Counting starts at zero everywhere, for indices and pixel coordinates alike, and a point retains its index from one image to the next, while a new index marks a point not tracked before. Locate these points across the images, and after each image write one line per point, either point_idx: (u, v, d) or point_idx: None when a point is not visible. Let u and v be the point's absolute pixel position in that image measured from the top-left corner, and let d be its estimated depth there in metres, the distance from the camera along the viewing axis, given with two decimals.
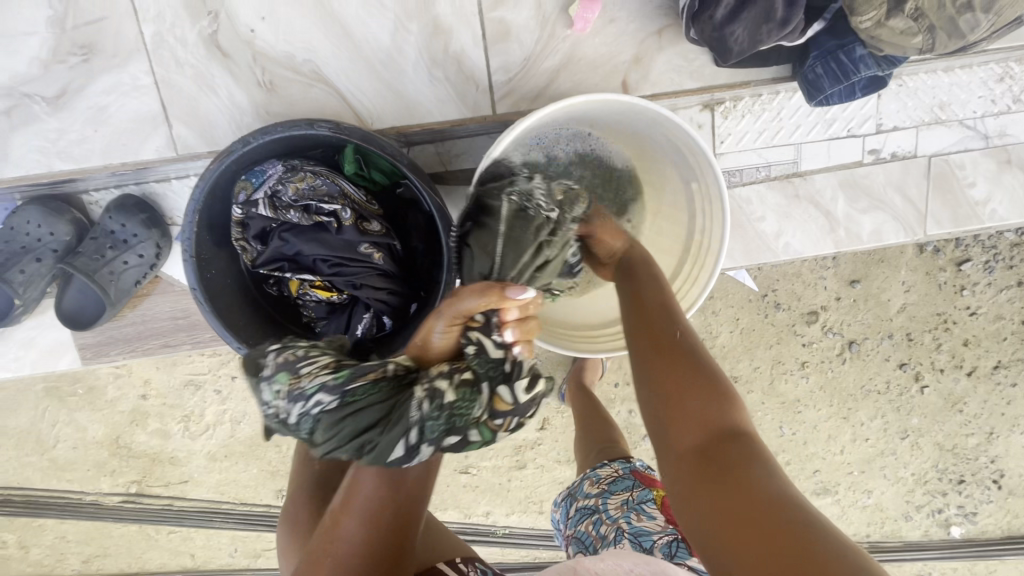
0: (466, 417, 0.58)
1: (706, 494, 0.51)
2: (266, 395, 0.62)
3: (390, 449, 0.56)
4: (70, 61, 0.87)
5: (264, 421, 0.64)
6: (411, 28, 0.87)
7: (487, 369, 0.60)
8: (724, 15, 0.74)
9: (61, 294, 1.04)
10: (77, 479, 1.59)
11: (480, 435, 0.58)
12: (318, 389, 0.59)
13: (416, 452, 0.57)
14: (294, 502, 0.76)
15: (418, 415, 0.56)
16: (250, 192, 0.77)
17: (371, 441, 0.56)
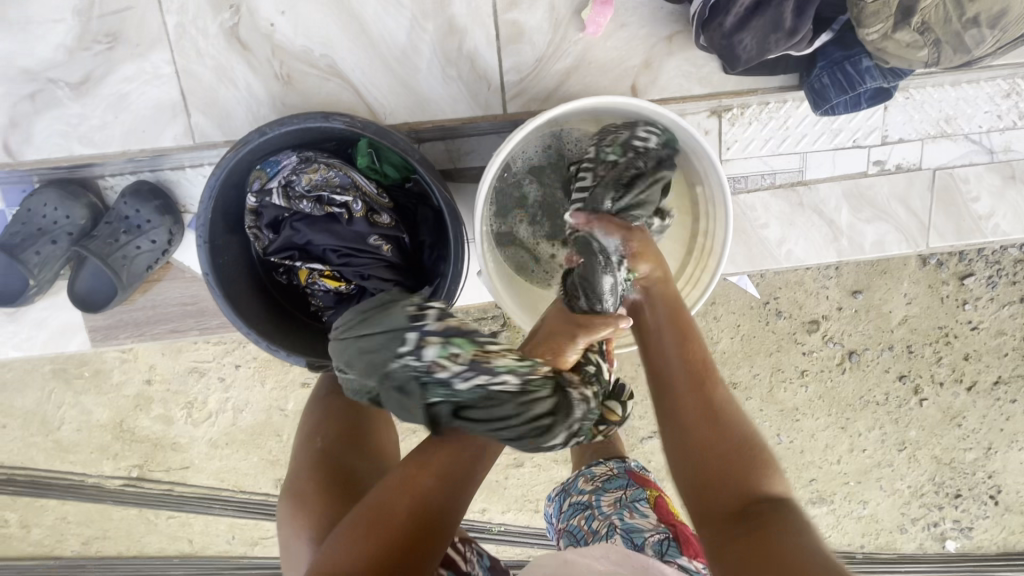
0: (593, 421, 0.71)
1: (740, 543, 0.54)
2: (432, 350, 0.63)
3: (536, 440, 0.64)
4: (94, 49, 0.89)
5: (394, 369, 0.63)
6: (426, 27, 0.89)
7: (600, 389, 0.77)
8: (734, 23, 0.75)
9: (74, 276, 1.07)
10: (80, 461, 1.61)
11: (587, 436, 0.72)
12: (502, 376, 0.63)
13: (567, 441, 0.67)
14: (296, 480, 0.76)
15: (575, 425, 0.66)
16: (265, 181, 0.79)
17: (523, 432, 0.63)
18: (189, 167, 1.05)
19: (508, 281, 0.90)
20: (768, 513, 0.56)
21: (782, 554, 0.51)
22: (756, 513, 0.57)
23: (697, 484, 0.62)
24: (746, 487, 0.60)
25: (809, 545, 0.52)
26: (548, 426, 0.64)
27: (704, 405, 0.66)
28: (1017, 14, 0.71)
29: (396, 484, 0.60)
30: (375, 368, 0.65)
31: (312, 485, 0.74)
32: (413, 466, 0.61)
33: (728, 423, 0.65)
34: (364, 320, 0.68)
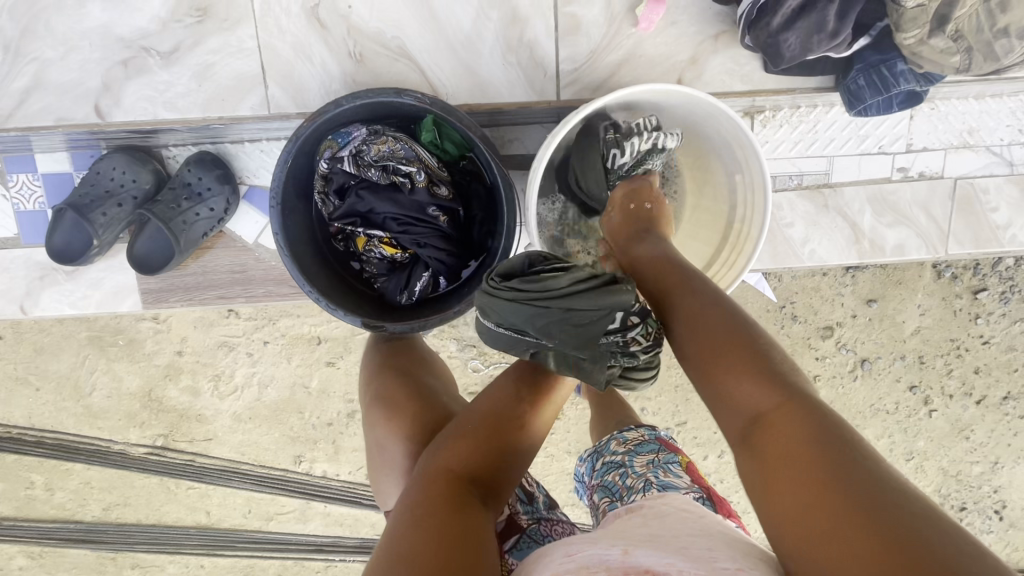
0: None
1: (773, 471, 0.57)
2: (642, 331, 0.76)
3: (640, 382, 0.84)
4: (185, 21, 0.96)
5: (605, 343, 0.75)
6: (492, 15, 0.95)
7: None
8: (780, 23, 0.81)
9: (135, 237, 1.12)
10: (108, 428, 1.66)
11: None
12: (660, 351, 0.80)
13: None
14: (383, 388, 0.85)
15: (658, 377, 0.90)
16: (335, 150, 0.85)
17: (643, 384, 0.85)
18: (248, 140, 1.12)
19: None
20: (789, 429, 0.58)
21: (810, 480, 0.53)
22: (779, 439, 0.58)
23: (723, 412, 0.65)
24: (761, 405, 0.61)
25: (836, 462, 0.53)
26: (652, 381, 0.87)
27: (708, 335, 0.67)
28: None
29: (498, 401, 0.72)
30: (588, 338, 0.73)
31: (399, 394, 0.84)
32: (514, 388, 0.74)
33: (734, 344, 0.65)
34: (589, 295, 0.73)
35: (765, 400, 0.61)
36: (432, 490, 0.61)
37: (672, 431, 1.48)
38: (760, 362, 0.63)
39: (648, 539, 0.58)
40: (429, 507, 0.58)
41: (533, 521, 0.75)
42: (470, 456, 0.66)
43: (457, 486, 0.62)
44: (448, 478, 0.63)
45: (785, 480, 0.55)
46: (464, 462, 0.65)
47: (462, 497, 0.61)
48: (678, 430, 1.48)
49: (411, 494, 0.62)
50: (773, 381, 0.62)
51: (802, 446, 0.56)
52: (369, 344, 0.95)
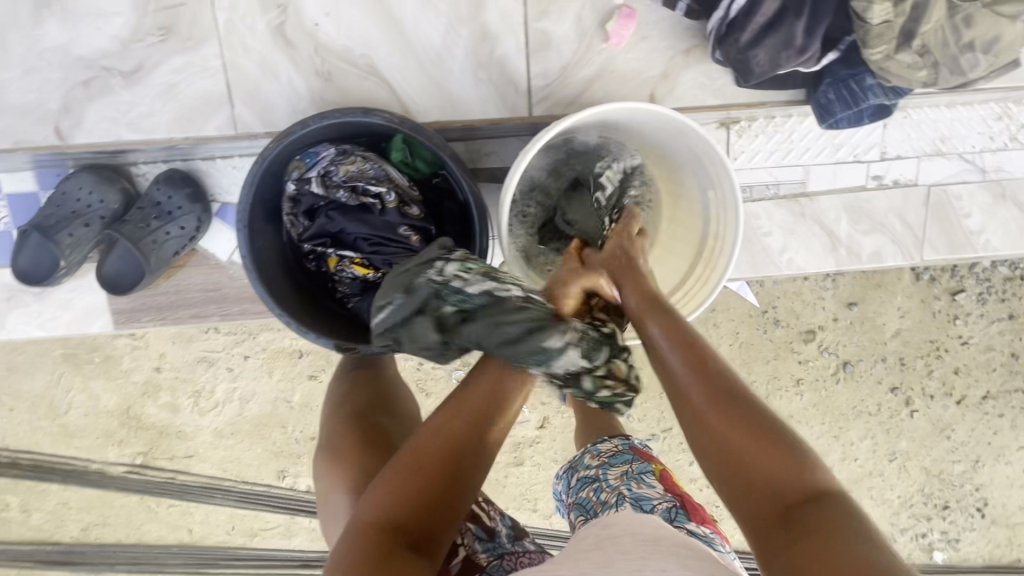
0: (600, 354, 0.75)
1: (800, 551, 0.54)
2: (453, 266, 0.79)
3: (577, 389, 0.76)
4: (148, 41, 0.94)
5: (416, 282, 0.78)
6: (462, 32, 0.94)
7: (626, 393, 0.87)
8: (748, 40, 0.82)
9: (104, 258, 1.09)
10: (85, 447, 1.62)
11: (590, 381, 0.75)
12: (595, 347, 0.75)
13: (580, 361, 0.73)
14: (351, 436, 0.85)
15: (565, 345, 0.72)
16: (303, 170, 0.84)
17: (508, 337, 0.72)
18: (220, 157, 1.10)
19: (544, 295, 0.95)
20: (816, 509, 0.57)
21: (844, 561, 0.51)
22: (807, 520, 0.56)
23: (740, 485, 0.62)
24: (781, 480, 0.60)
25: (865, 546, 0.52)
26: (533, 338, 0.71)
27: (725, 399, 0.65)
28: (1008, 41, 0.79)
29: (429, 435, 0.67)
30: (406, 284, 0.79)
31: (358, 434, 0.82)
32: (446, 417, 0.69)
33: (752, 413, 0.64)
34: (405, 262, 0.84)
35: (788, 476, 0.60)
36: (363, 549, 0.59)
37: (658, 438, 1.48)
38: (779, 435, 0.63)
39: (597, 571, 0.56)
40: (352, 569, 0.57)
41: (493, 558, 0.76)
42: (397, 503, 0.63)
43: (383, 540, 0.60)
44: (375, 531, 0.61)
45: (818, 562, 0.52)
46: (392, 510, 0.62)
47: (386, 554, 0.58)
48: (663, 437, 1.48)
49: (343, 553, 0.60)
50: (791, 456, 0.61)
51: (828, 527, 0.55)
52: (337, 374, 0.99)
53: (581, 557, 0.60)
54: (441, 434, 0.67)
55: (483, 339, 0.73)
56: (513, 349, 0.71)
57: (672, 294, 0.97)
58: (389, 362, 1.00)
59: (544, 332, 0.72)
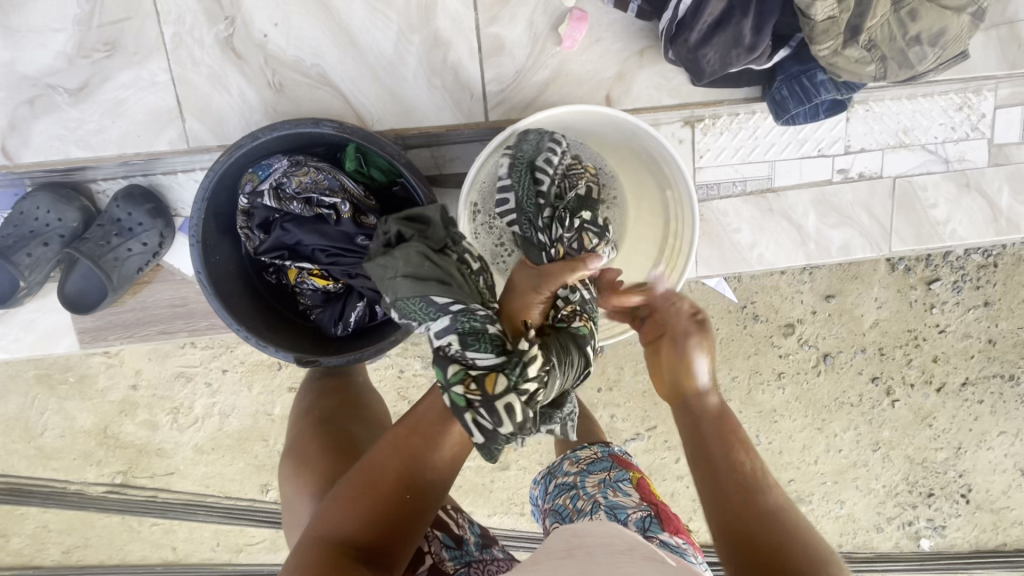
0: (475, 350, 0.66)
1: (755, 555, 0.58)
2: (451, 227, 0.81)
3: (437, 372, 0.67)
4: (93, 57, 0.97)
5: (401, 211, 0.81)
6: (413, 39, 0.96)
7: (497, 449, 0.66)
8: (698, 39, 0.82)
9: (65, 277, 1.07)
10: (63, 468, 1.58)
11: (454, 371, 0.66)
12: (484, 344, 0.67)
13: (447, 333, 0.68)
14: (312, 452, 0.84)
15: (449, 310, 0.69)
16: (256, 183, 0.83)
17: (417, 272, 0.72)
18: (181, 171, 1.04)
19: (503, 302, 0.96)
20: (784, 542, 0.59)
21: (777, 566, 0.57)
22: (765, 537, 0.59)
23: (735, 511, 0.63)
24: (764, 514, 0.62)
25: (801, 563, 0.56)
26: (426, 286, 0.71)
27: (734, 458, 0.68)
28: (954, 34, 0.81)
29: (384, 451, 0.67)
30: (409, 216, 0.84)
31: (320, 455, 0.83)
32: (401, 433, 0.67)
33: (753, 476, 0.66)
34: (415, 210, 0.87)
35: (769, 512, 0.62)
36: (307, 564, 0.58)
37: (643, 436, 1.45)
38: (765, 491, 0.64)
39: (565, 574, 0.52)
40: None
41: (461, 565, 0.75)
42: (350, 518, 0.63)
43: (330, 558, 0.58)
44: (323, 549, 0.60)
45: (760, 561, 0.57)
46: (343, 525, 0.62)
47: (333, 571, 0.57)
48: (649, 435, 1.45)
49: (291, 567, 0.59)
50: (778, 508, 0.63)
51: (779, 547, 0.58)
52: (305, 383, 0.98)
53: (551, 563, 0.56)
54: (396, 449, 0.66)
55: (402, 261, 0.73)
56: (403, 275, 0.72)
57: None
58: (360, 370, 1.00)
59: (442, 288, 0.71)
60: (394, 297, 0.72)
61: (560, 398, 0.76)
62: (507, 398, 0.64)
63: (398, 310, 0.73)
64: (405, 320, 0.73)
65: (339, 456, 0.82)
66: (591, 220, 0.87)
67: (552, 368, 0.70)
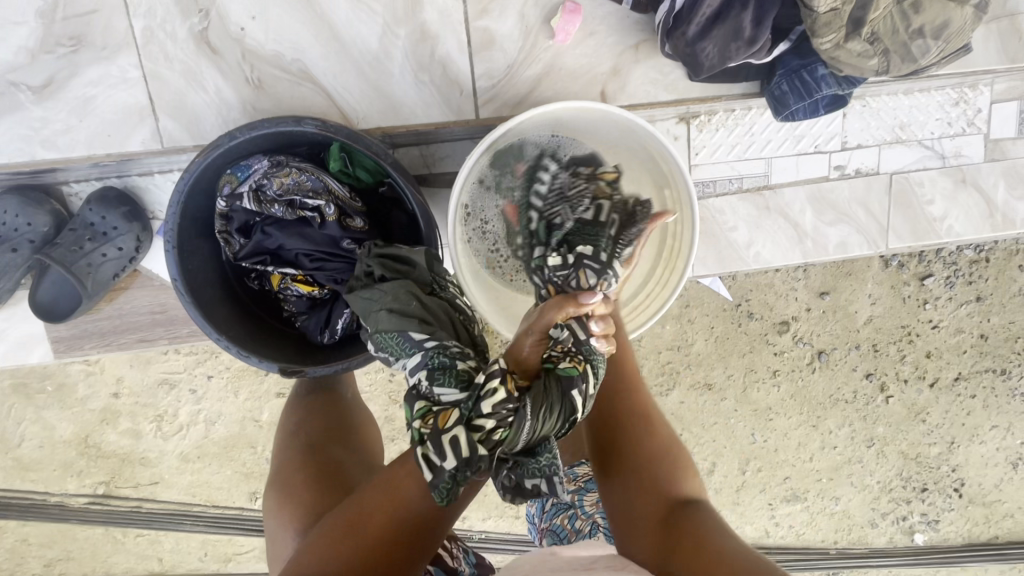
0: (438, 383, 0.62)
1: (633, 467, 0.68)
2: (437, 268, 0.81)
3: (404, 411, 0.63)
4: (57, 52, 0.92)
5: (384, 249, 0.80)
6: (399, 33, 0.92)
7: (452, 494, 0.57)
8: (696, 32, 0.80)
9: (36, 284, 1.02)
10: (42, 480, 1.53)
11: (416, 406, 0.61)
12: (447, 379, 0.62)
13: (416, 369, 0.65)
14: (301, 478, 0.80)
15: (423, 347, 0.66)
16: (235, 185, 0.78)
17: (403, 308, 0.70)
18: (158, 172, 1.00)
19: (498, 308, 0.92)
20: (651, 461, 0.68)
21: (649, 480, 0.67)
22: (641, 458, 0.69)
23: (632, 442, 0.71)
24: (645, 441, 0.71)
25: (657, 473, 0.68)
26: (407, 321, 0.69)
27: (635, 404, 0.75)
28: (957, 26, 0.79)
29: (377, 489, 0.62)
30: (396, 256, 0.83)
31: (308, 484, 0.79)
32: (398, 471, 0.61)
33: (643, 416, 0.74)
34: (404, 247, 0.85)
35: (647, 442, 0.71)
36: None
37: None
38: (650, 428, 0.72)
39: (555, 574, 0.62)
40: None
41: None
42: (334, 560, 0.59)
43: None
44: None
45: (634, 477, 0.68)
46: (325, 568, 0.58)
47: None
48: None
49: None
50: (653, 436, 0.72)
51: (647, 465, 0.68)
52: (290, 398, 0.94)
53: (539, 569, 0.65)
54: (390, 489, 0.60)
55: (389, 295, 0.72)
56: (383, 310, 0.71)
57: (634, 298, 0.96)
58: (347, 381, 0.96)
59: (423, 325, 0.68)
60: (376, 331, 0.70)
61: (538, 445, 0.60)
62: (454, 431, 0.57)
63: (376, 343, 0.71)
64: (387, 358, 0.70)
65: (327, 488, 0.78)
66: (587, 253, 0.80)
67: (521, 408, 0.58)
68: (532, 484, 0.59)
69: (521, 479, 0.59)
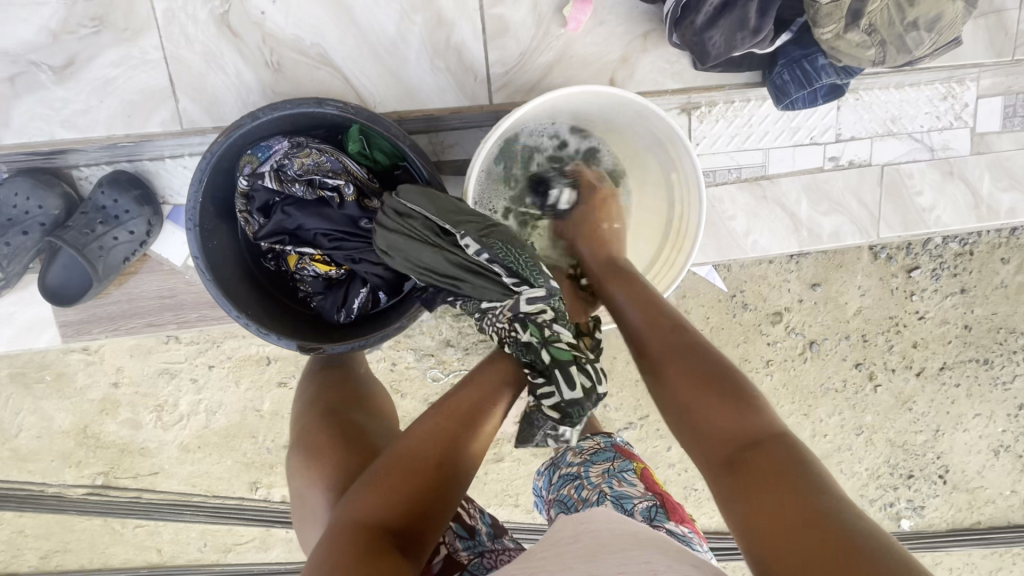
0: (570, 321, 0.77)
1: (711, 423, 0.67)
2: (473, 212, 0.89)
3: (540, 329, 0.73)
4: (79, 32, 0.93)
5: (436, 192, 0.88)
6: (416, 19, 0.94)
7: (574, 413, 0.75)
8: (704, 21, 0.83)
9: (46, 268, 1.02)
10: (40, 470, 1.52)
11: (559, 332, 0.75)
12: (569, 321, 0.78)
13: (552, 296, 0.76)
14: (321, 436, 0.83)
15: (548, 277, 0.78)
16: (256, 165, 0.81)
17: (515, 236, 0.81)
18: (169, 157, 1.01)
19: None
20: (725, 417, 0.67)
21: (726, 434, 0.65)
22: (713, 416, 0.67)
23: (699, 401, 0.69)
24: (715, 394, 0.69)
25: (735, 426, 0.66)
26: (526, 248, 0.80)
27: (695, 357, 0.73)
28: (949, 20, 0.83)
29: (420, 437, 0.67)
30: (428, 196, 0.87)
31: (328, 442, 0.81)
32: (442, 422, 0.69)
33: (704, 369, 0.71)
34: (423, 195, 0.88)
35: (711, 398, 0.68)
36: (347, 542, 0.57)
37: (636, 425, 1.43)
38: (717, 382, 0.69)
39: (610, 545, 0.54)
40: (337, 564, 0.54)
41: (474, 556, 0.74)
42: (391, 502, 0.61)
43: (372, 538, 0.58)
44: (361, 528, 0.59)
45: (711, 432, 0.67)
46: (384, 509, 0.61)
47: (376, 552, 0.56)
48: (642, 424, 1.43)
49: (325, 549, 0.57)
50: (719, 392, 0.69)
51: (719, 422, 0.67)
52: (305, 374, 0.96)
53: (572, 565, 0.52)
54: (434, 436, 0.67)
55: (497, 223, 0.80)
56: (502, 232, 0.79)
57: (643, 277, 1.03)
58: (361, 360, 0.98)
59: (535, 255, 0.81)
60: (489, 239, 0.77)
61: None
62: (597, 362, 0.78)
63: (487, 248, 0.76)
64: (489, 262, 0.76)
65: (349, 446, 0.81)
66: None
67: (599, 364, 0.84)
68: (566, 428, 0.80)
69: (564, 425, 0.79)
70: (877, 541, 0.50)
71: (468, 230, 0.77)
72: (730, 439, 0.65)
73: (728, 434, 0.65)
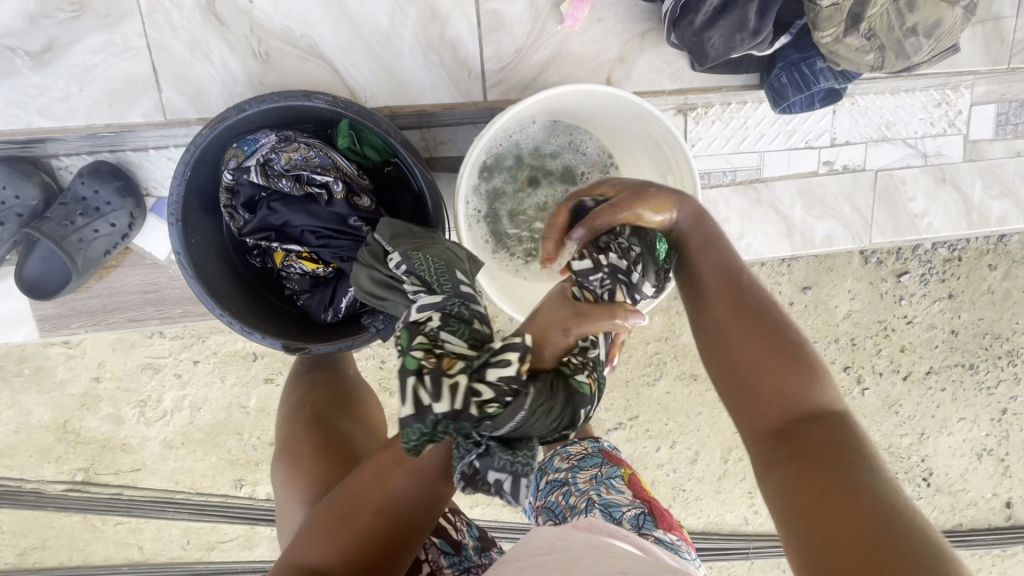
0: (449, 331, 0.64)
1: (761, 382, 0.57)
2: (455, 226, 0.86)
3: (404, 335, 0.64)
4: (58, 17, 0.89)
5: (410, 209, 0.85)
6: (409, 12, 0.92)
7: (416, 436, 0.58)
8: (703, 21, 0.82)
9: (23, 260, 0.99)
10: (18, 465, 1.48)
11: (420, 339, 0.63)
12: (459, 330, 0.64)
13: (433, 304, 0.67)
14: (303, 446, 0.81)
15: (460, 287, 0.70)
16: (242, 159, 0.78)
17: (454, 252, 0.76)
18: (153, 148, 0.99)
19: (502, 288, 0.97)
20: (776, 378, 0.57)
21: (778, 396, 0.56)
22: (763, 374, 0.57)
23: (746, 356, 0.58)
24: (774, 352, 0.58)
25: (789, 390, 0.56)
26: (453, 262, 0.74)
27: (753, 310, 0.61)
28: (948, 26, 0.82)
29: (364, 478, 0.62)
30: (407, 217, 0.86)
31: (310, 454, 0.79)
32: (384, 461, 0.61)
33: (762, 323, 0.60)
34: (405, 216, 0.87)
35: (765, 357, 0.58)
36: None
37: (625, 426, 1.43)
38: (776, 338, 0.58)
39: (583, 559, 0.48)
40: None
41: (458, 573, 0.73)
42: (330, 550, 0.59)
43: None
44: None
45: (759, 392, 0.57)
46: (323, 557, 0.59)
47: None
48: (631, 424, 1.43)
49: None
50: (778, 350, 0.58)
51: (770, 382, 0.57)
52: (290, 376, 0.94)
53: None
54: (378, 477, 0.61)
55: (429, 240, 0.76)
56: (423, 247, 0.74)
57: None
58: (349, 361, 0.96)
59: (465, 271, 0.74)
60: (416, 253, 0.74)
61: (518, 439, 0.60)
62: (456, 377, 0.59)
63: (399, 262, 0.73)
64: (403, 274, 0.73)
65: (330, 459, 0.78)
66: (624, 269, 0.72)
67: (522, 392, 0.59)
68: (494, 477, 0.58)
69: (486, 470, 0.58)
70: (936, 542, 0.43)
71: (401, 246, 0.75)
72: (782, 404, 0.56)
73: (781, 398, 0.56)
